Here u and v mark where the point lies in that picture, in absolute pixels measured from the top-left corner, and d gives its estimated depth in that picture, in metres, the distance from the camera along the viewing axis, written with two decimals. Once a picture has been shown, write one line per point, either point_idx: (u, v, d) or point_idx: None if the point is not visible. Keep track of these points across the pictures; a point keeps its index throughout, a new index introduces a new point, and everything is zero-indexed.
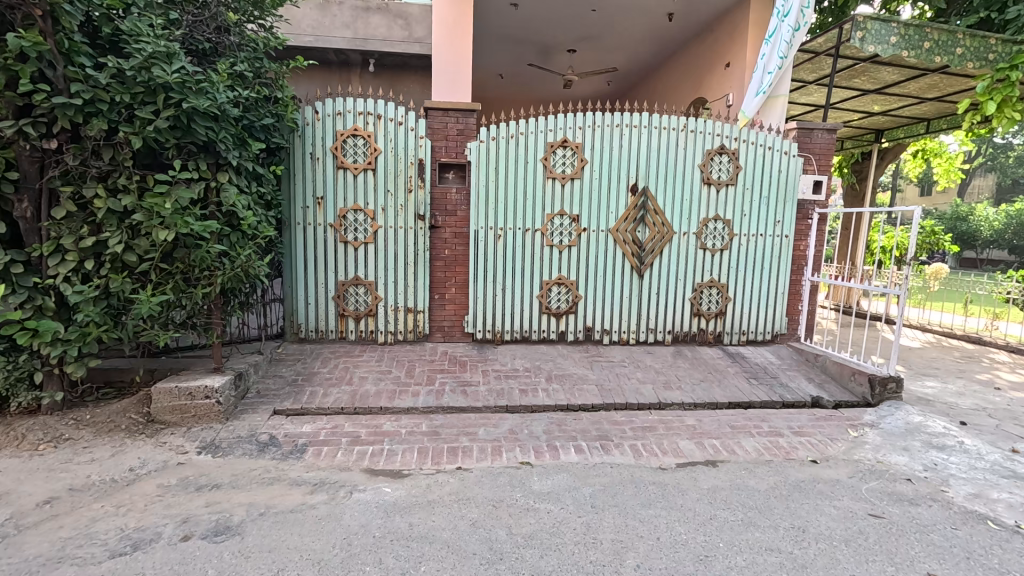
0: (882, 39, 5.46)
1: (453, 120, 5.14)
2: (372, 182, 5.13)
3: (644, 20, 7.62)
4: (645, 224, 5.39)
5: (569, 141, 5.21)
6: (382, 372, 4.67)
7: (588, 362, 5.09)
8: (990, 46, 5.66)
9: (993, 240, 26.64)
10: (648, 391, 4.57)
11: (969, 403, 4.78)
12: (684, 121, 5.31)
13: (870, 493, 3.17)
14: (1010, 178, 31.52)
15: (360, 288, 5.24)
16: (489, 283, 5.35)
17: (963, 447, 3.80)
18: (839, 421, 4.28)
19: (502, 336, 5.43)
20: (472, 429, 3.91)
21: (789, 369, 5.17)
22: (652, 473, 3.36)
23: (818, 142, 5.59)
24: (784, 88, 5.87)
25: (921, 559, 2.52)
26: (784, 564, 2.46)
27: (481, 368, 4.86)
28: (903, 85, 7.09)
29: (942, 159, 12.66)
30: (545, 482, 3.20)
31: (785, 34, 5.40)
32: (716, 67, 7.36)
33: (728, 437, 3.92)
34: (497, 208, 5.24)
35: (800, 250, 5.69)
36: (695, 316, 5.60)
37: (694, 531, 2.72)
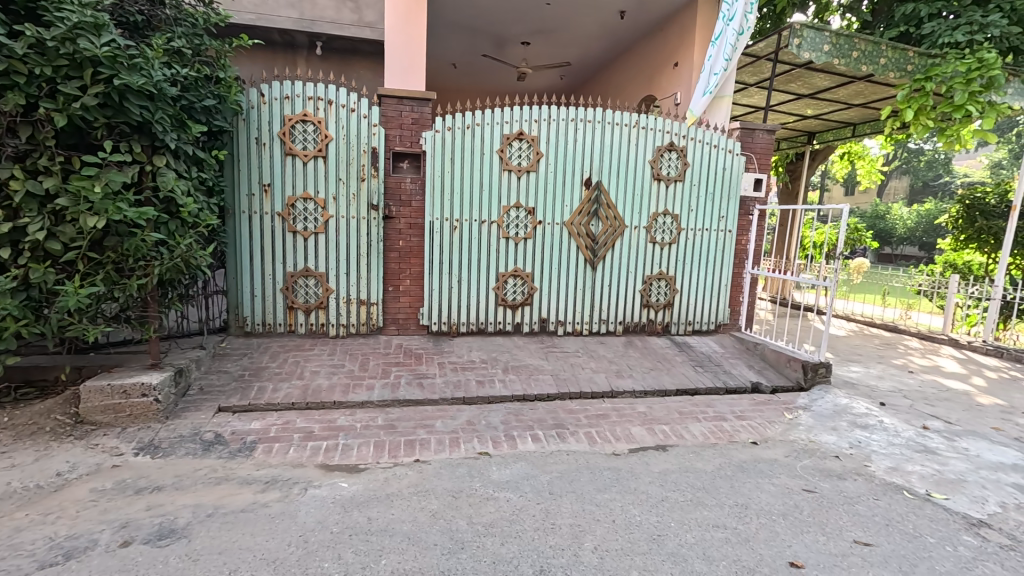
0: (816, 47, 5.83)
1: (408, 109, 5.04)
2: (323, 170, 4.95)
3: (597, 17, 7.76)
4: (598, 218, 5.51)
5: (525, 133, 5.23)
6: (334, 366, 4.54)
7: (543, 353, 5.17)
8: (908, 58, 6.15)
9: (907, 237, 29.09)
10: (602, 380, 4.71)
11: (888, 385, 5.24)
12: (636, 118, 5.46)
13: (804, 470, 3.42)
14: (921, 181, 34.50)
15: (310, 280, 5.06)
16: (444, 275, 5.31)
17: (883, 426, 4.17)
18: (776, 405, 4.58)
19: (458, 328, 5.41)
20: (429, 421, 3.89)
21: (731, 357, 5.46)
22: (606, 460, 3.47)
23: (759, 142, 5.90)
24: (728, 89, 6.13)
25: (848, 528, 2.76)
26: (730, 539, 2.62)
27: (437, 360, 4.83)
28: (833, 91, 7.60)
29: (865, 161, 13.69)
30: (503, 472, 3.23)
31: (730, 38, 5.63)
32: (665, 66, 7.59)
33: (676, 422, 4.11)
34: (452, 200, 5.20)
35: (741, 244, 6.01)
36: (645, 307, 5.80)
37: (647, 512, 2.85)
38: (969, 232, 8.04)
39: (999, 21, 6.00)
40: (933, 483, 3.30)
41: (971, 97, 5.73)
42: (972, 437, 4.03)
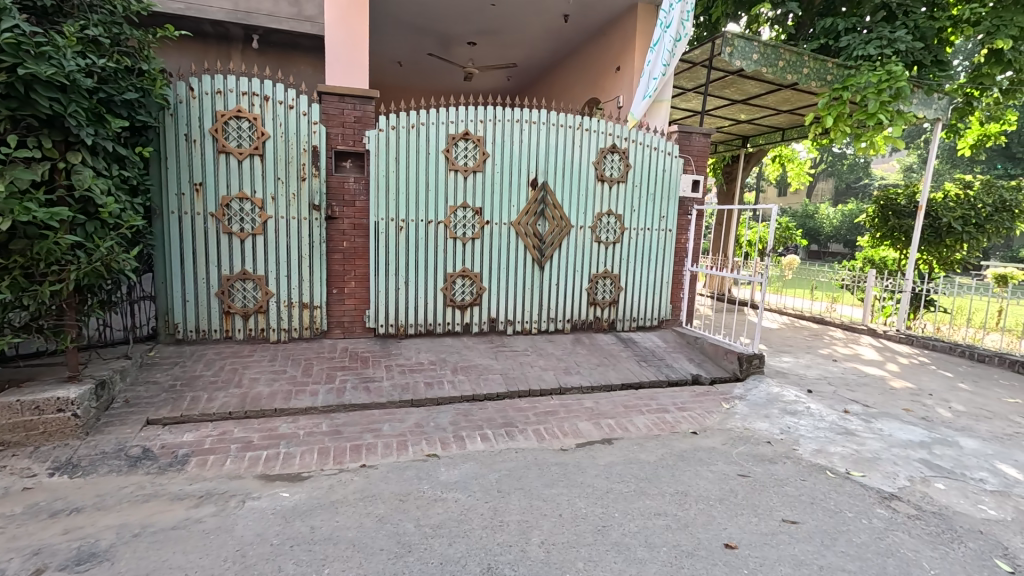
0: (746, 55, 6.16)
1: (350, 107, 4.93)
2: (260, 169, 4.75)
3: (541, 19, 7.86)
4: (545, 218, 5.59)
5: (470, 134, 5.23)
6: (275, 373, 4.38)
7: (492, 352, 5.19)
8: (829, 68, 6.60)
9: (833, 235, 31.14)
10: (550, 377, 4.79)
11: (814, 373, 5.62)
12: (579, 120, 5.57)
13: (739, 456, 3.61)
14: (845, 182, 37.06)
15: (248, 283, 4.85)
16: (390, 276, 5.22)
17: (810, 411, 4.46)
18: (714, 395, 4.80)
19: (405, 330, 5.33)
20: (376, 425, 3.83)
21: (673, 351, 5.69)
22: (554, 455, 3.53)
23: (696, 145, 6.15)
24: (666, 93, 6.36)
25: (778, 508, 2.94)
26: (670, 526, 2.73)
27: (385, 363, 4.75)
28: (763, 98, 8.05)
29: (795, 163, 14.54)
30: (451, 472, 3.22)
31: (667, 44, 5.76)
32: (608, 69, 7.80)
33: (622, 416, 4.24)
34: (398, 199, 5.12)
35: (681, 243, 6.28)
36: (591, 305, 5.94)
37: (592, 504, 2.92)
38: (883, 231, 8.75)
39: (904, 37, 6.56)
40: (852, 462, 3.57)
41: (882, 106, 6.20)
42: (886, 418, 4.39)
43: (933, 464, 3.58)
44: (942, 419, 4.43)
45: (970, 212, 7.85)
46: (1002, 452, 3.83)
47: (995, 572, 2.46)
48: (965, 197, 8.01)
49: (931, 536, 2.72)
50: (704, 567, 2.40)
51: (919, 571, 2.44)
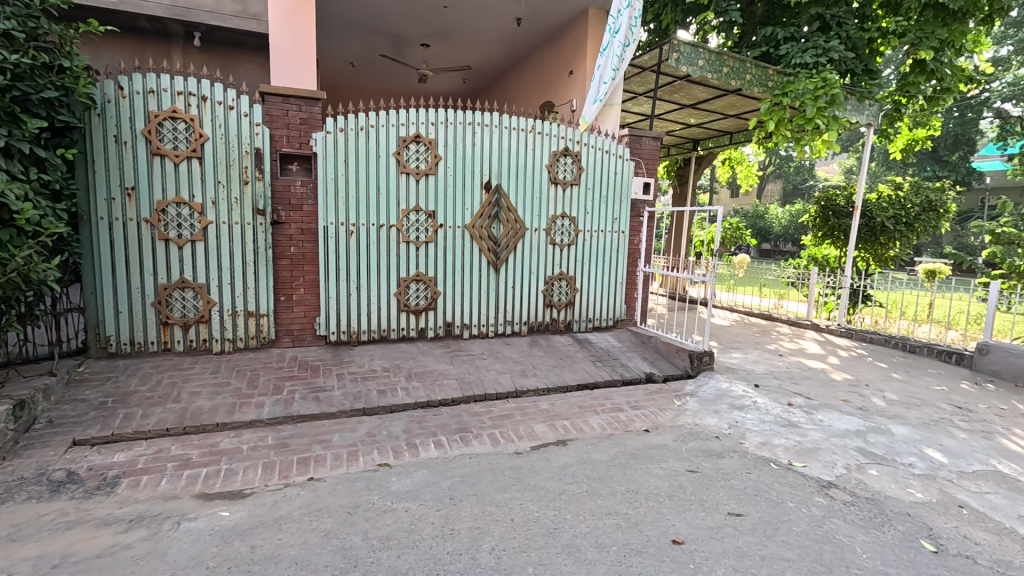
0: (692, 62, 6.35)
1: (295, 108, 4.79)
2: (199, 172, 4.55)
3: (494, 22, 7.87)
4: (499, 220, 5.58)
5: (422, 136, 5.16)
6: (218, 386, 4.18)
7: (448, 357, 5.14)
8: (769, 75, 6.89)
9: (781, 235, 32.54)
10: (506, 380, 4.78)
11: (762, 368, 5.84)
12: (532, 123, 5.60)
13: (689, 452, 3.70)
14: (791, 184, 38.82)
15: (187, 292, 4.63)
16: (341, 282, 5.09)
17: (756, 405, 4.62)
18: (667, 393, 4.92)
19: (358, 336, 5.22)
20: (326, 435, 3.71)
21: (628, 350, 5.79)
22: (508, 459, 3.51)
23: (646, 148, 6.29)
24: (617, 98, 6.48)
25: (724, 502, 3.02)
26: (620, 524, 2.76)
27: (336, 371, 4.62)
28: (711, 103, 8.33)
29: (743, 165, 15.11)
30: (403, 481, 3.16)
31: (617, 49, 5.84)
32: (562, 74, 7.89)
33: (577, 416, 4.28)
34: (347, 203, 5.00)
35: (634, 244, 6.40)
36: (548, 307, 5.97)
37: (545, 507, 2.92)
38: (824, 230, 9.20)
39: (837, 47, 6.95)
40: (794, 453, 3.72)
41: (819, 112, 6.52)
42: (827, 409, 4.60)
43: (867, 452, 3.77)
44: (877, 408, 4.68)
45: (900, 212, 8.36)
46: (930, 438, 4.07)
47: (920, 552, 2.60)
48: (896, 197, 8.51)
49: (864, 521, 2.86)
50: (653, 564, 2.44)
51: (853, 555, 2.56)
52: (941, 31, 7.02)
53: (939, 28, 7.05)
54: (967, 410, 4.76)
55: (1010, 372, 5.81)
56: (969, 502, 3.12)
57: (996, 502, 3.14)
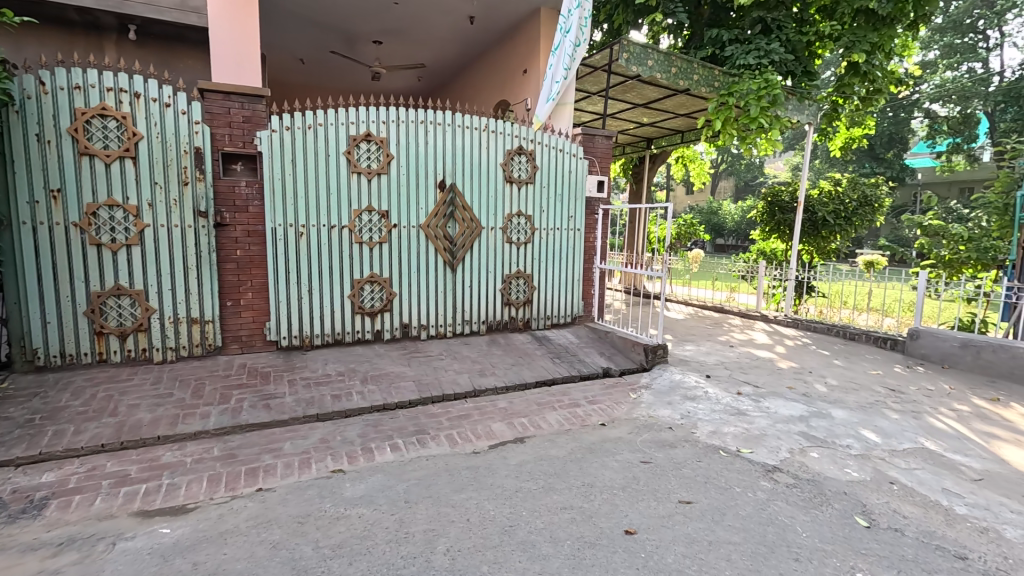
0: (642, 62, 6.50)
1: (237, 105, 4.62)
2: (133, 173, 4.32)
3: (447, 20, 7.81)
4: (454, 220, 5.54)
5: (373, 135, 5.07)
6: (160, 397, 3.98)
7: (405, 358, 5.07)
8: (716, 75, 7.13)
9: (734, 230, 33.75)
10: (464, 380, 4.76)
11: (713, 359, 6.05)
12: (485, 122, 5.59)
13: (643, 443, 3.79)
14: (742, 181, 40.31)
15: (123, 299, 4.38)
16: (291, 285, 4.95)
17: (707, 395, 4.78)
18: (623, 386, 5.02)
19: (311, 341, 5.08)
20: (277, 444, 3.60)
21: (585, 346, 5.88)
22: (465, 459, 3.50)
23: (599, 146, 6.40)
24: (569, 97, 6.55)
25: (676, 491, 3.11)
26: (575, 518, 2.80)
27: (288, 378, 4.48)
28: (662, 102, 8.55)
29: (696, 163, 15.57)
30: (357, 487, 3.10)
31: (568, 49, 5.88)
32: (516, 73, 7.92)
33: (535, 413, 4.31)
34: (296, 204, 4.86)
35: (589, 242, 6.50)
36: (506, 305, 5.98)
37: (501, 505, 2.93)
38: (771, 225, 9.60)
39: (777, 49, 7.27)
40: (741, 440, 3.87)
41: (762, 111, 6.79)
42: (773, 397, 4.81)
43: (809, 435, 3.96)
44: (819, 394, 4.93)
45: (839, 206, 8.82)
46: (866, 420, 4.32)
47: (854, 528, 2.76)
48: (836, 193, 8.96)
49: (805, 502, 3.00)
50: (605, 555, 2.48)
51: (794, 535, 2.68)
52: (873, 35, 7.40)
53: (871, 32, 7.43)
54: (899, 392, 5.08)
55: (938, 355, 6.23)
56: (899, 478, 3.33)
57: (923, 477, 3.36)
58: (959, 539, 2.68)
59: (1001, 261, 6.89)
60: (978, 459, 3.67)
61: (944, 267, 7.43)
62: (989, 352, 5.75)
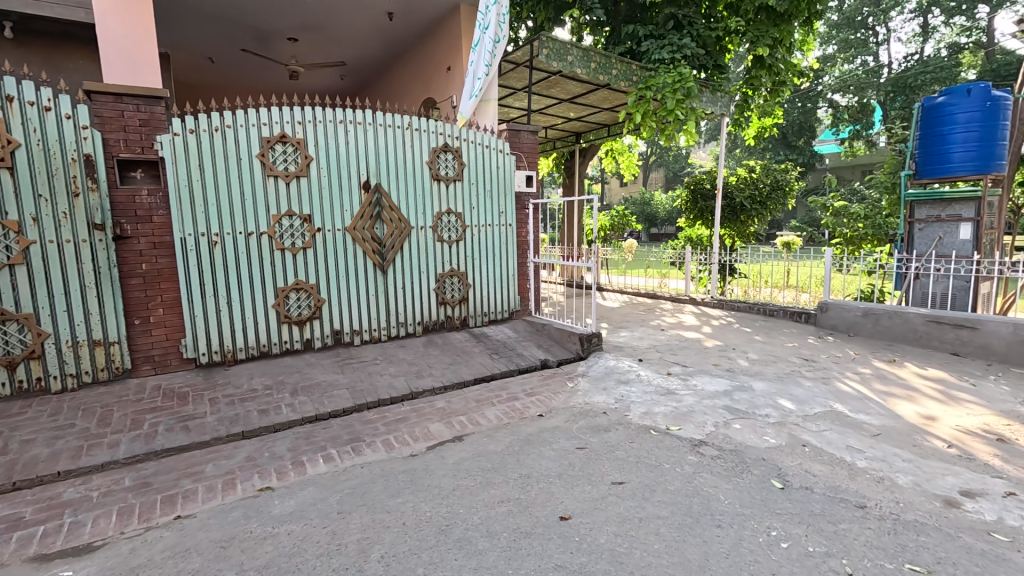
0: (562, 58, 6.62)
1: (132, 108, 4.29)
2: (12, 185, 3.92)
3: (365, 17, 7.61)
4: (382, 221, 5.42)
5: (288, 136, 4.86)
6: (61, 429, 3.64)
7: (338, 366, 4.92)
8: (634, 70, 7.39)
9: (666, 220, 35.22)
10: (400, 383, 4.67)
11: (646, 343, 6.29)
12: (407, 120, 5.49)
13: (578, 430, 3.87)
14: (672, 172, 42.09)
15: (10, 325, 3.98)
16: (208, 298, 4.68)
17: (639, 378, 4.97)
18: (561, 376, 5.12)
19: (234, 355, 4.82)
20: (198, 467, 3.38)
21: (523, 340, 5.93)
22: (401, 463, 3.44)
23: (525, 142, 6.49)
24: (493, 93, 6.56)
25: (609, 473, 3.21)
26: (512, 510, 2.83)
27: (208, 397, 4.22)
28: (586, 97, 8.75)
29: (626, 156, 16.07)
30: (287, 503, 2.97)
31: (488, 46, 5.88)
32: (440, 70, 7.84)
33: (473, 410, 4.30)
34: (207, 211, 4.59)
35: (522, 236, 6.57)
36: (441, 304, 5.93)
37: (437, 505, 2.90)
38: (695, 212, 10.09)
39: (689, 44, 7.65)
40: (671, 418, 4.05)
41: (678, 103, 7.12)
42: (700, 374, 5.07)
43: (732, 408, 4.20)
44: (741, 368, 5.24)
45: (755, 192, 9.40)
46: (782, 389, 4.64)
47: (770, 490, 2.96)
48: (751, 179, 9.55)
49: (727, 471, 3.19)
50: (540, 543, 2.52)
51: (716, 503, 2.83)
52: (773, 30, 8.00)
53: (772, 28, 8.06)
54: (811, 361, 5.49)
55: (845, 324, 6.78)
56: (810, 440, 3.60)
57: (830, 437, 3.65)
58: (859, 490, 2.94)
59: (892, 235, 7.63)
60: (877, 416, 4.04)
61: (847, 243, 8.12)
62: (886, 319, 6.33)
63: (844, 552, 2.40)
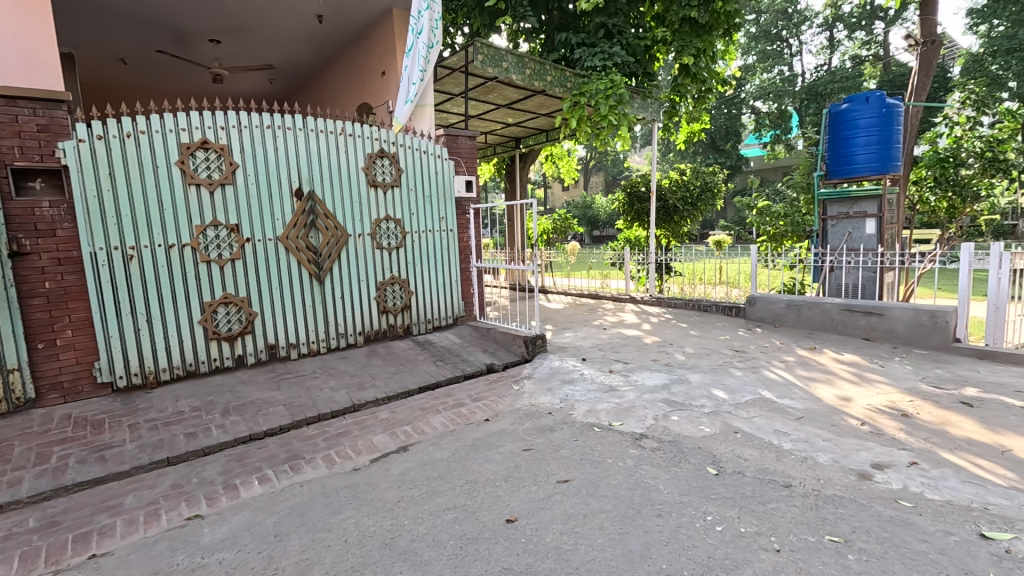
0: (497, 64, 6.69)
1: (28, 113, 3.94)
2: None
3: (293, 19, 7.35)
4: (317, 229, 5.23)
5: (210, 142, 4.61)
6: None
7: (274, 382, 4.69)
8: (568, 77, 7.58)
9: (607, 222, 36.26)
10: (341, 396, 4.53)
11: (589, 342, 6.44)
12: (340, 125, 5.34)
13: (524, 432, 3.90)
14: (611, 176, 43.41)
15: None
16: (125, 316, 4.34)
17: (583, 377, 5.08)
18: (506, 380, 5.13)
19: (156, 376, 4.50)
20: (116, 500, 3.12)
21: (469, 345, 5.92)
22: (343, 478, 3.33)
23: (463, 147, 6.51)
24: (429, 98, 6.51)
25: (555, 472, 3.25)
26: (458, 517, 2.80)
27: (127, 423, 3.90)
28: (523, 102, 8.86)
29: (565, 160, 16.39)
30: (218, 530, 2.80)
31: (422, 51, 5.87)
32: (374, 75, 7.70)
33: (419, 419, 4.23)
34: (121, 222, 4.27)
35: (463, 242, 6.56)
36: (383, 313, 5.80)
37: (381, 518, 2.83)
38: (631, 214, 10.45)
39: (619, 53, 7.95)
40: (613, 414, 4.16)
41: (611, 109, 7.37)
42: (640, 370, 5.24)
43: (670, 401, 4.37)
44: (678, 362, 5.48)
45: (686, 194, 9.86)
46: (716, 380, 4.89)
47: (706, 477, 3.10)
48: (683, 182, 10.01)
49: (666, 462, 3.31)
50: (487, 548, 2.51)
51: (657, 493, 2.93)
52: (696, 41, 8.35)
53: (695, 38, 8.39)
54: (742, 352, 5.82)
55: (770, 316, 7.24)
56: (742, 427, 3.80)
57: (759, 423, 3.87)
58: (785, 470, 3.14)
59: (809, 232, 8.23)
60: (800, 400, 4.32)
61: (771, 241, 8.64)
62: (806, 309, 6.80)
63: (772, 530, 2.54)
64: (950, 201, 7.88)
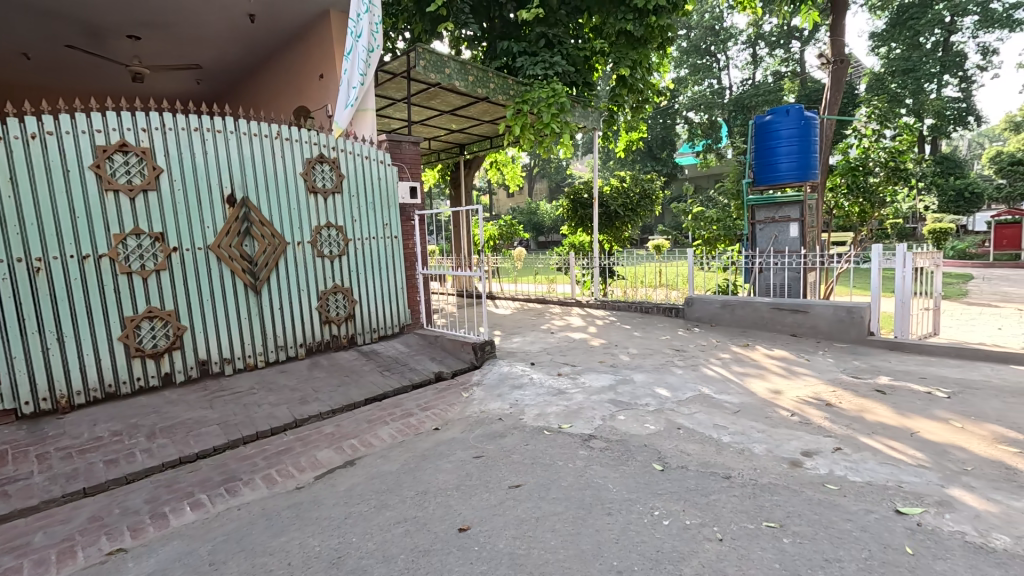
0: (439, 70, 6.64)
1: None
2: None
3: (222, 17, 7.00)
4: (252, 237, 4.98)
5: (130, 145, 4.29)
6: None
7: (207, 401, 4.40)
8: (510, 85, 7.65)
9: (551, 228, 36.86)
10: (282, 412, 4.31)
11: (537, 347, 6.50)
12: (276, 129, 5.12)
13: (475, 439, 3.87)
14: (554, 182, 44.21)
15: None
16: (31, 335, 3.93)
17: (532, 381, 5.11)
18: (455, 387, 5.09)
19: (70, 400, 4.10)
20: (22, 539, 2.81)
21: (416, 354, 5.82)
22: (285, 498, 3.17)
23: (406, 153, 6.41)
24: (370, 102, 6.37)
25: (507, 477, 3.24)
26: (409, 529, 2.73)
27: (36, 453, 3.53)
28: (467, 109, 8.85)
29: (509, 167, 16.52)
30: (145, 564, 2.58)
31: (361, 54, 5.76)
32: (312, 77, 7.47)
33: (365, 432, 4.11)
34: (25, 232, 3.88)
35: (408, 248, 6.47)
36: (325, 323, 5.59)
37: (327, 537, 2.71)
38: (575, 220, 10.69)
39: (559, 62, 8.15)
40: (563, 416, 4.22)
41: (553, 117, 7.51)
42: (588, 372, 5.35)
43: (617, 401, 4.49)
44: (623, 363, 5.63)
45: (626, 200, 10.19)
46: (659, 379, 5.07)
47: (653, 473, 3.20)
48: (623, 188, 10.33)
49: (614, 461, 3.39)
50: (439, 559, 2.46)
51: (607, 492, 2.99)
52: (633, 53, 8.65)
53: (631, 50, 8.69)
54: (682, 351, 6.07)
55: (707, 316, 7.61)
56: (684, 423, 3.96)
57: (700, 418, 4.04)
58: (725, 462, 3.30)
59: (740, 235, 8.73)
60: (736, 395, 4.55)
61: (705, 245, 9.09)
62: (739, 309, 7.20)
63: (715, 520, 2.65)
64: (861, 207, 8.62)
